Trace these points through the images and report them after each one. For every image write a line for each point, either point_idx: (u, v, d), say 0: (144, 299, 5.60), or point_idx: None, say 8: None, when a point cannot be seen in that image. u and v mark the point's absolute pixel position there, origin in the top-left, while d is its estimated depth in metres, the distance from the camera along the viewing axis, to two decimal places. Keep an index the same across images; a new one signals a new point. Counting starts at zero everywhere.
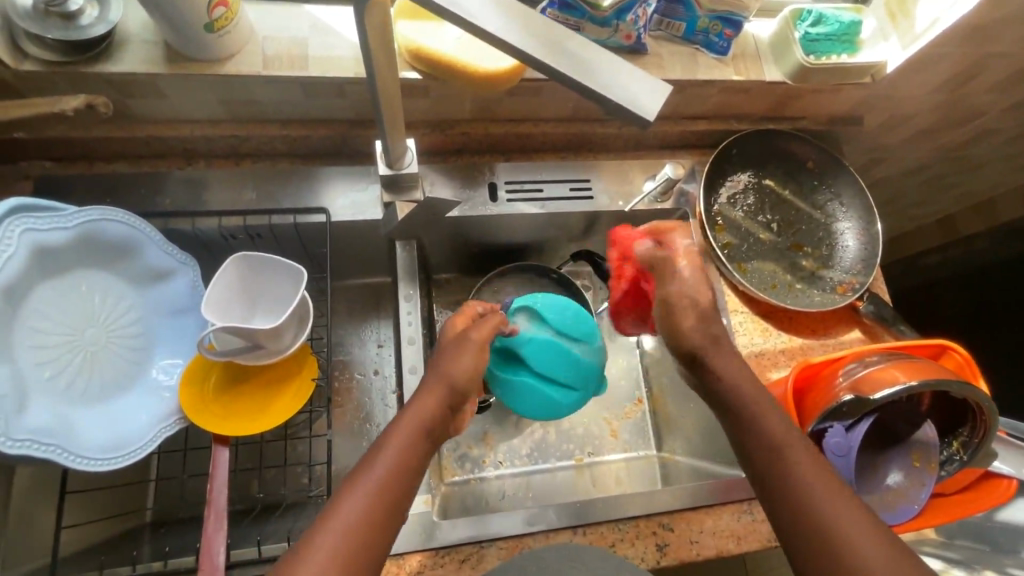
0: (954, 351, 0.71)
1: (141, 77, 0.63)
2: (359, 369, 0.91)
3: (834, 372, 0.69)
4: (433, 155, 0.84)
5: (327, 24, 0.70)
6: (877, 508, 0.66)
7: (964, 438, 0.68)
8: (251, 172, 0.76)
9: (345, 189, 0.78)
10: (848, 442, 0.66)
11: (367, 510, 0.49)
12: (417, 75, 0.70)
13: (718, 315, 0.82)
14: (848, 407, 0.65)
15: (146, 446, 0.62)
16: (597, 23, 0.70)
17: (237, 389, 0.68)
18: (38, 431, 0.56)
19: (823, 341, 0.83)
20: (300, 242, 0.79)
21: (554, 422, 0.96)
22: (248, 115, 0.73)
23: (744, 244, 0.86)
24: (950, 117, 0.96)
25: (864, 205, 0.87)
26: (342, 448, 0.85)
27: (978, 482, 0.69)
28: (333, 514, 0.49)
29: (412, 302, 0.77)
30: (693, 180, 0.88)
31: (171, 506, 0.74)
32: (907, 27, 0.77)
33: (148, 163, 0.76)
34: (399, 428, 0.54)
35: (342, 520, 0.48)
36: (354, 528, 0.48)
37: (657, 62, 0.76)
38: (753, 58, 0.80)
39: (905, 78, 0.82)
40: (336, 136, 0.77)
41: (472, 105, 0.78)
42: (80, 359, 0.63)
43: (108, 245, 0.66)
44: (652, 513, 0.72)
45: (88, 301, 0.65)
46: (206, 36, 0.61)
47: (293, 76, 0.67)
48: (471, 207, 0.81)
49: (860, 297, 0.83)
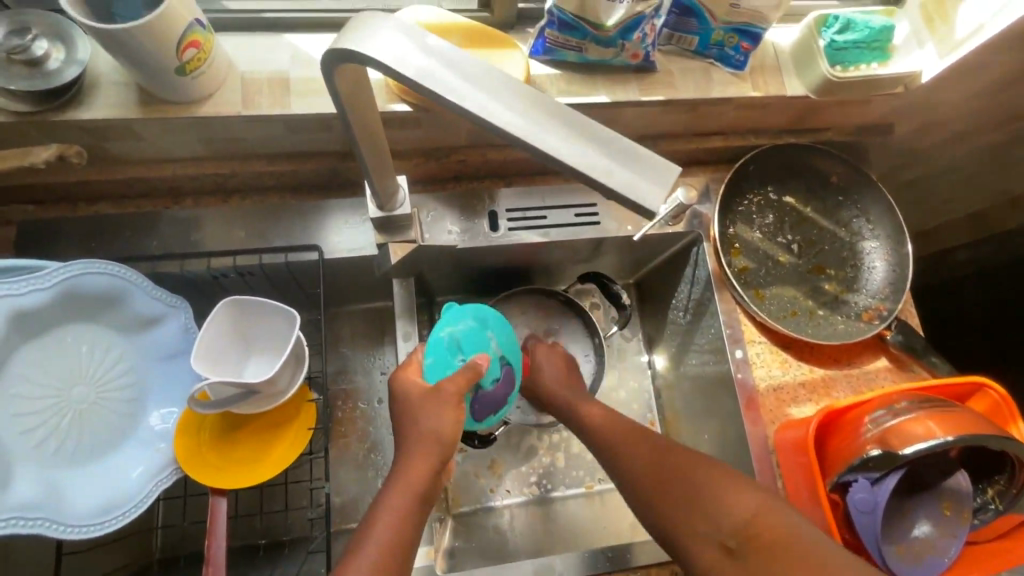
0: (991, 389, 0.66)
1: (115, 123, 0.60)
2: (362, 399, 0.89)
3: (861, 418, 0.64)
4: (430, 181, 0.80)
5: (310, 55, 0.66)
6: (905, 562, 0.62)
7: (1001, 486, 0.63)
8: (240, 210, 0.73)
9: (337, 224, 0.74)
10: (874, 499, 0.60)
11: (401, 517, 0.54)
12: (407, 107, 0.65)
13: (734, 346, 0.77)
14: (876, 462, 0.60)
15: (141, 502, 0.61)
16: (601, 44, 0.64)
17: (230, 439, 0.66)
18: (23, 506, 0.55)
19: (847, 371, 0.78)
20: (294, 279, 0.76)
21: (563, 448, 0.94)
22: (231, 152, 0.69)
23: (762, 269, 0.81)
24: (990, 120, 0.89)
25: (893, 222, 0.81)
26: (346, 482, 0.84)
27: (1019, 529, 0.63)
28: (375, 522, 0.53)
29: (411, 340, 0.74)
30: (708, 201, 0.82)
31: (173, 551, 0.74)
32: (946, 34, 0.69)
33: (133, 203, 0.73)
34: (387, 500, 0.55)
35: (383, 530, 0.53)
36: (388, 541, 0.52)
37: (667, 80, 0.70)
38: (772, 70, 0.73)
39: (942, 87, 0.75)
40: (326, 168, 0.72)
41: (469, 132, 0.73)
42: (69, 420, 0.61)
43: (92, 298, 0.63)
44: (664, 562, 0.69)
45: (75, 354, 0.63)
46: (179, 79, 0.57)
47: (274, 113, 0.62)
48: (471, 238, 0.77)
49: (888, 326, 0.77)
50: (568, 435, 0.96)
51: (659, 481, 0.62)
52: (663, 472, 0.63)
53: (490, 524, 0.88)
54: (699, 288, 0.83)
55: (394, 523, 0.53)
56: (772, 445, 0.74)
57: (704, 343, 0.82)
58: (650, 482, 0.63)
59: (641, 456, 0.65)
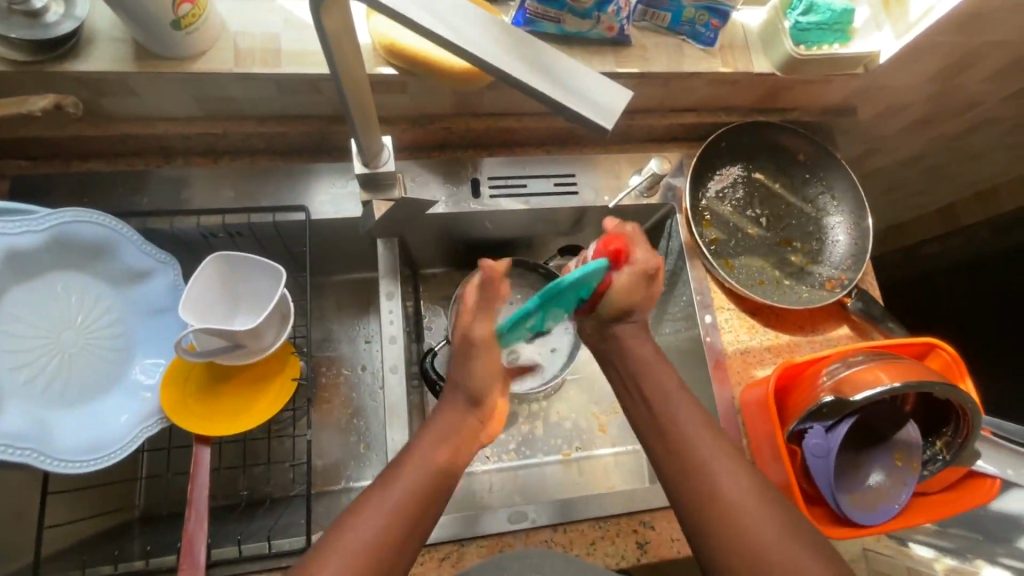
0: (941, 349, 0.70)
1: (110, 76, 0.62)
2: (346, 365, 0.91)
3: (817, 372, 0.68)
4: (415, 150, 0.83)
5: (301, 19, 0.69)
6: (857, 505, 0.65)
7: (948, 438, 0.67)
8: (230, 170, 0.75)
9: (324, 187, 0.77)
10: (827, 444, 0.65)
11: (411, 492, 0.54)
12: (393, 71, 0.68)
13: (703, 312, 0.81)
14: (828, 409, 0.64)
15: (127, 445, 0.63)
16: (578, 15, 0.68)
17: (217, 389, 0.68)
18: (11, 435, 0.56)
19: (811, 338, 0.82)
20: (281, 240, 0.78)
21: (541, 417, 0.97)
22: (222, 112, 0.72)
23: (733, 240, 0.85)
24: (947, 107, 0.94)
25: (856, 198, 0.85)
26: (328, 444, 0.86)
27: (967, 480, 0.68)
28: (378, 497, 0.53)
29: (394, 300, 0.77)
30: (681, 174, 0.87)
31: (157, 502, 0.76)
32: (901, 15, 0.74)
33: (125, 161, 0.75)
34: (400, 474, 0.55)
35: (388, 500, 0.53)
36: (392, 512, 0.53)
37: (641, 54, 0.74)
38: (741, 49, 0.77)
39: (898, 69, 0.79)
40: (314, 132, 0.75)
41: (453, 100, 0.76)
42: (57, 362, 0.63)
43: (85, 247, 0.66)
44: (633, 512, 0.72)
45: (65, 301, 0.65)
46: (174, 34, 0.59)
47: (265, 72, 0.65)
48: (454, 204, 0.80)
49: (849, 294, 0.82)
50: (546, 404, 0.99)
51: (691, 466, 0.57)
52: (705, 458, 0.57)
53: (469, 488, 0.91)
54: (672, 259, 0.86)
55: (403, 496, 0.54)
56: (738, 406, 0.77)
57: (677, 312, 0.86)
58: (681, 473, 0.57)
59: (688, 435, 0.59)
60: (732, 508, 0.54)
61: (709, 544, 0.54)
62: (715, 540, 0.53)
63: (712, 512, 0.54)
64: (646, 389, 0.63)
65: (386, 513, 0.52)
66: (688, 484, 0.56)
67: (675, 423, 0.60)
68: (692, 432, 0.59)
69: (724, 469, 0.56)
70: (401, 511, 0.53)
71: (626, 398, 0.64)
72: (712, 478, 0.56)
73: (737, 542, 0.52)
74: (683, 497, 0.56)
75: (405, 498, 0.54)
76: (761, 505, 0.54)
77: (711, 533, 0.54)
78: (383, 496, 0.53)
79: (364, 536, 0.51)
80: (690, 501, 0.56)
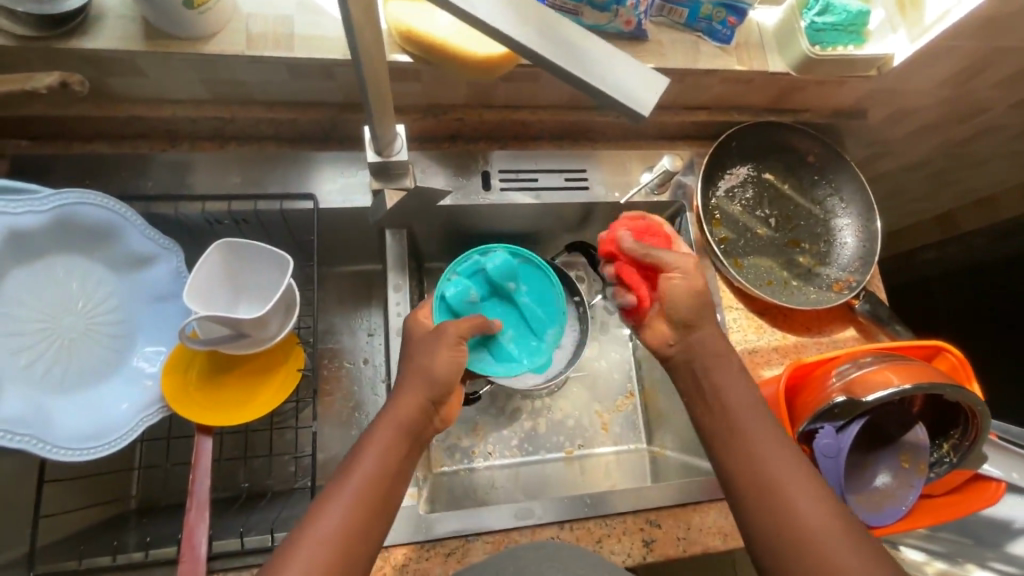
0: (949, 352, 0.70)
1: (119, 55, 0.61)
2: (349, 358, 0.90)
3: (827, 372, 0.68)
4: (425, 140, 0.82)
5: (314, 3, 0.67)
6: (864, 506, 0.65)
7: (955, 441, 0.67)
8: (237, 155, 0.74)
9: (332, 175, 0.75)
10: (838, 444, 0.65)
11: (382, 461, 0.55)
12: (408, 58, 0.67)
13: (712, 310, 0.81)
14: (840, 410, 0.64)
15: (128, 434, 0.61)
16: (597, 8, 0.67)
17: (218, 378, 0.66)
18: (10, 420, 0.55)
19: (818, 339, 0.82)
20: (287, 228, 0.77)
21: (544, 414, 0.96)
22: (231, 96, 0.70)
23: (742, 240, 0.85)
24: (955, 113, 0.94)
25: (864, 201, 0.85)
26: (330, 437, 0.85)
27: (973, 483, 0.68)
28: (354, 468, 0.54)
29: (401, 292, 0.76)
30: (692, 173, 0.86)
31: (155, 493, 0.74)
32: (916, 20, 0.75)
33: (129, 144, 0.74)
34: (370, 442, 0.56)
35: (363, 470, 0.54)
36: (370, 482, 0.54)
37: (657, 49, 0.73)
38: (756, 47, 0.77)
39: (911, 72, 0.80)
40: (323, 119, 0.74)
41: (466, 91, 0.75)
42: (57, 348, 0.62)
43: (88, 229, 0.64)
44: (639, 510, 0.71)
45: (67, 286, 0.64)
46: (186, 13, 0.58)
47: (278, 55, 0.64)
48: (463, 196, 0.79)
49: (856, 296, 0.82)
50: (549, 401, 0.98)
51: (743, 449, 0.58)
52: (755, 444, 0.58)
53: (471, 483, 0.90)
54: None
55: (377, 466, 0.55)
56: None
57: None
58: (731, 455, 0.58)
59: (740, 416, 0.60)
60: (786, 492, 0.55)
61: (760, 524, 0.55)
62: (767, 521, 0.54)
63: (767, 496, 0.55)
64: (713, 396, 0.62)
65: (365, 482, 0.53)
66: (741, 466, 0.57)
67: (734, 407, 0.60)
68: (748, 417, 0.60)
69: (777, 454, 0.57)
70: (376, 480, 0.54)
71: (694, 402, 0.64)
72: (764, 463, 0.56)
73: (790, 527, 0.53)
74: (741, 482, 0.57)
75: (379, 468, 0.54)
76: (810, 490, 0.55)
77: (765, 514, 0.55)
78: (358, 465, 0.54)
79: (343, 507, 0.52)
80: (744, 483, 0.57)
